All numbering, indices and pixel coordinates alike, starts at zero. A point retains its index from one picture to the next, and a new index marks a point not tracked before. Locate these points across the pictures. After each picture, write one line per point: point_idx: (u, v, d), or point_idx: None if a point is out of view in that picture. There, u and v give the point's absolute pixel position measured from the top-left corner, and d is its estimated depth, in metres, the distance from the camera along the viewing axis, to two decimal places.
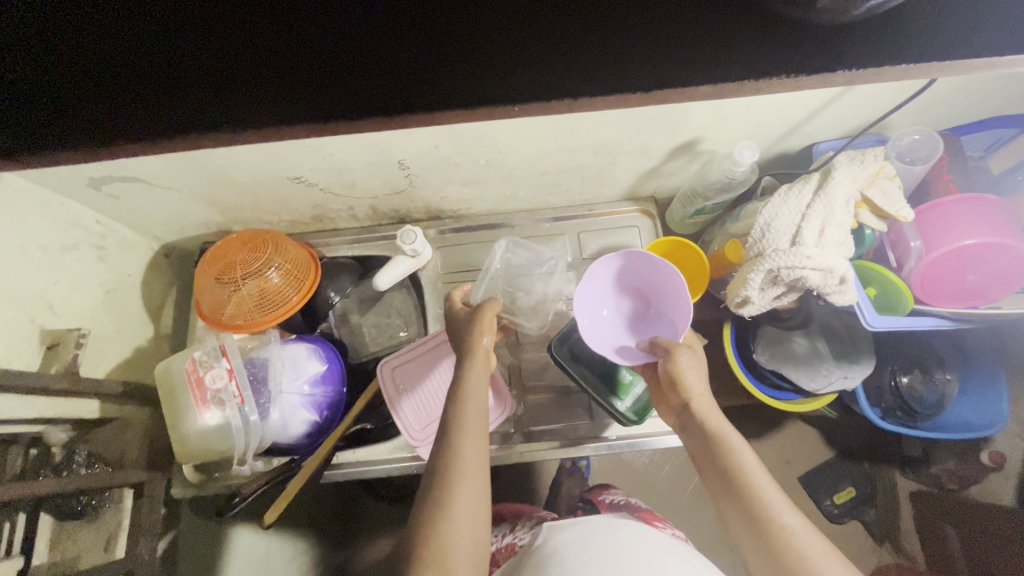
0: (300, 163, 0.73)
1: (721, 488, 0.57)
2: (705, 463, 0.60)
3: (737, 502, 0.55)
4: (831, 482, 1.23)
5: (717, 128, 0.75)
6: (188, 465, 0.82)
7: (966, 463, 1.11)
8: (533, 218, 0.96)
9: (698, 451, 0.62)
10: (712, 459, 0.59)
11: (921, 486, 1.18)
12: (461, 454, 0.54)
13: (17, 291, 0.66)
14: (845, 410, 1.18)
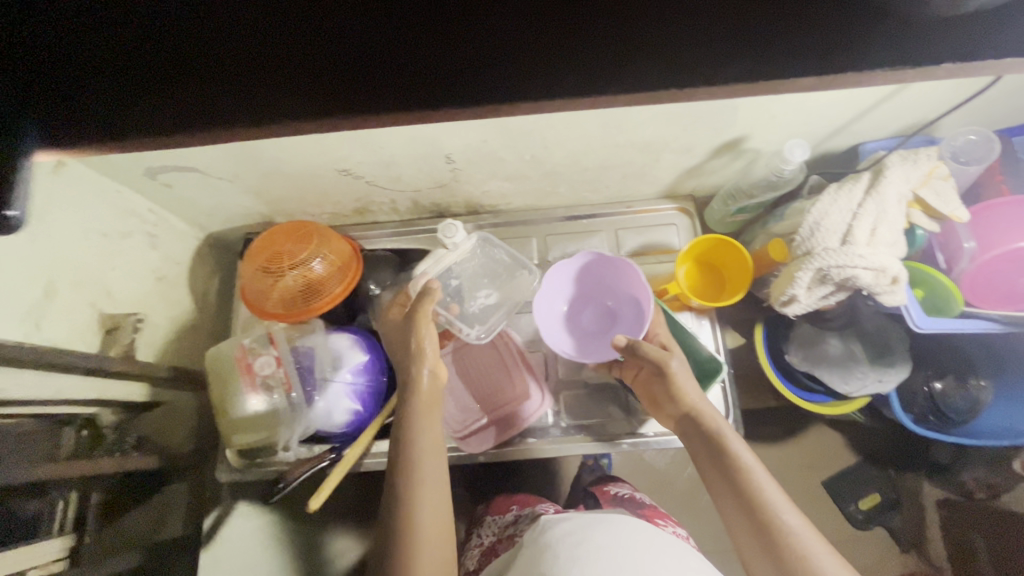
0: (350, 154, 0.74)
1: (722, 483, 0.60)
2: (703, 460, 0.63)
3: (734, 497, 0.58)
4: (855, 487, 1.19)
5: (765, 126, 0.75)
6: (231, 450, 0.83)
7: (997, 472, 1.04)
8: (571, 215, 0.96)
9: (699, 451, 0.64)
10: (709, 456, 0.62)
11: (950, 496, 1.13)
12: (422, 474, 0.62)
13: (79, 276, 0.68)
14: (875, 414, 1.16)
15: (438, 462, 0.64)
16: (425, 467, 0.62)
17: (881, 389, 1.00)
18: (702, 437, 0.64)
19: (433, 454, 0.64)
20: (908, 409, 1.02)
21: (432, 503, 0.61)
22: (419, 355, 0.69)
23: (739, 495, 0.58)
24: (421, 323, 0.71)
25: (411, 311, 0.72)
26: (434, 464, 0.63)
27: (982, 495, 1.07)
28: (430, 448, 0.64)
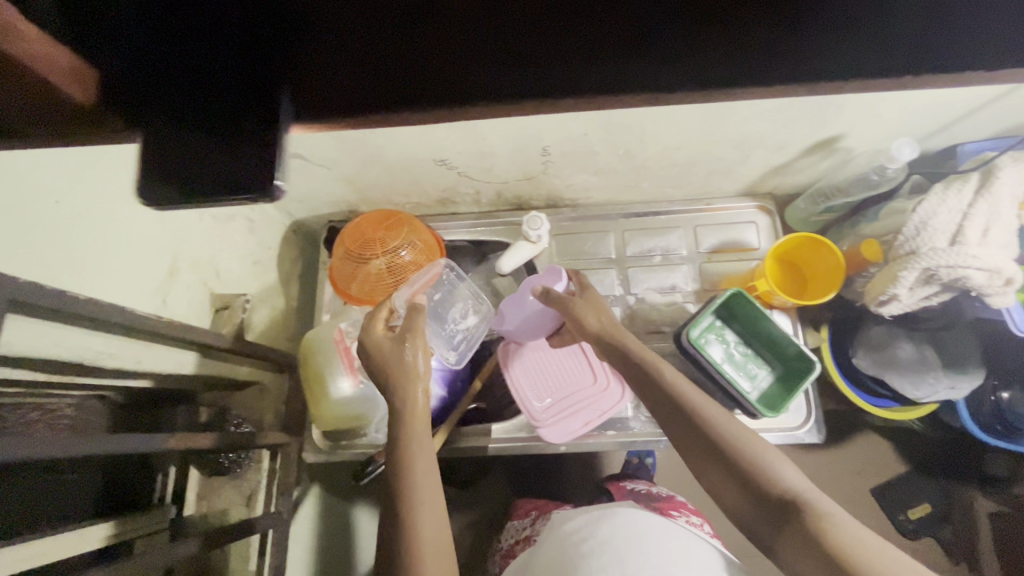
0: (451, 145, 0.76)
1: (711, 457, 0.55)
2: (687, 440, 0.57)
3: (734, 474, 0.54)
4: (907, 497, 1.16)
5: (867, 125, 0.74)
6: (318, 431, 0.87)
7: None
8: (650, 210, 0.97)
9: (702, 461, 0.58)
10: (691, 434, 0.56)
11: (1003, 508, 1.11)
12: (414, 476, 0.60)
13: (195, 256, 0.70)
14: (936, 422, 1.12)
15: (435, 484, 0.61)
16: (422, 488, 0.60)
17: (954, 397, 0.96)
18: (680, 414, 0.57)
19: (432, 474, 0.61)
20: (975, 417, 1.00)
21: (433, 528, 0.58)
22: (414, 374, 0.66)
23: (739, 470, 0.54)
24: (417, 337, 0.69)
25: (412, 327, 0.69)
26: (430, 484, 0.60)
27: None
28: (427, 467, 0.61)
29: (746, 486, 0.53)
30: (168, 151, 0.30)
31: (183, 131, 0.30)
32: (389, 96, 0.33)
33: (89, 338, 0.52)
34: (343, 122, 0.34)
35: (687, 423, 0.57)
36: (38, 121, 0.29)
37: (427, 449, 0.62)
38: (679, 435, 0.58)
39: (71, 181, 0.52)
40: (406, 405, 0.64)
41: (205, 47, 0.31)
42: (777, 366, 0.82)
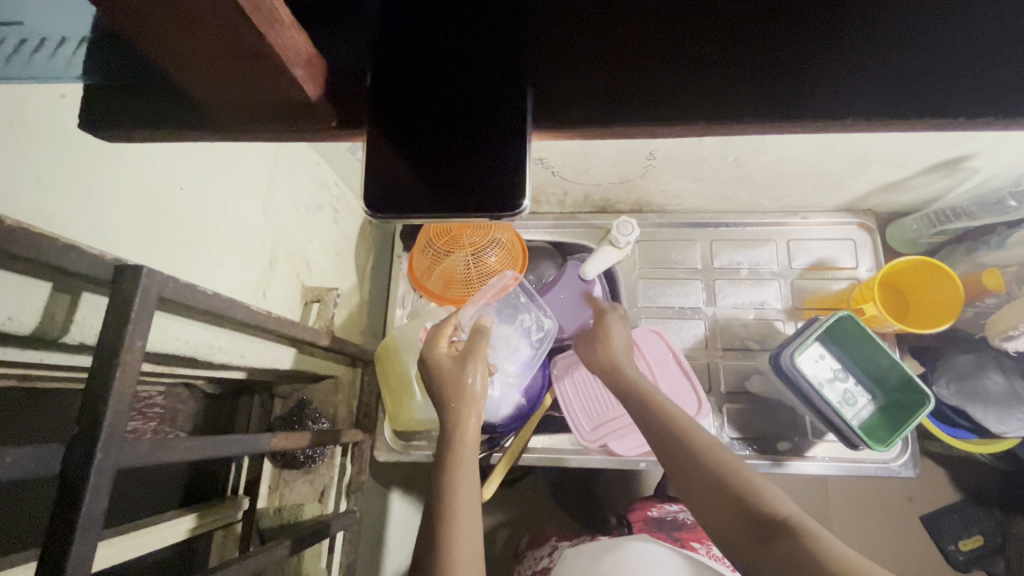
0: (554, 144, 0.72)
1: (728, 509, 0.48)
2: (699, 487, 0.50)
3: (750, 518, 0.46)
4: (957, 526, 1.10)
5: (1005, 147, 0.69)
6: (391, 431, 0.86)
7: None
8: (740, 221, 0.93)
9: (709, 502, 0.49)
10: (705, 476, 0.50)
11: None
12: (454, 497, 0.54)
13: (290, 247, 0.68)
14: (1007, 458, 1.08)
15: (475, 514, 0.54)
16: (462, 516, 0.53)
17: None
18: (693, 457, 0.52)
19: (476, 507, 0.55)
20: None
21: (469, 557, 0.50)
22: (470, 398, 0.61)
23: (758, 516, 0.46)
24: (476, 359, 0.64)
25: (472, 351, 0.65)
26: (472, 511, 0.54)
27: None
28: (469, 495, 0.55)
29: (769, 535, 0.44)
30: (392, 171, 0.27)
31: (411, 145, 0.27)
32: (616, 113, 0.30)
33: (206, 331, 0.50)
34: (577, 128, 0.30)
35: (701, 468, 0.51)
36: (257, 117, 0.28)
37: (472, 480, 0.56)
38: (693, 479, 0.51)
39: (194, 166, 0.49)
40: (457, 430, 0.59)
41: (438, 48, 0.27)
42: (879, 395, 0.78)
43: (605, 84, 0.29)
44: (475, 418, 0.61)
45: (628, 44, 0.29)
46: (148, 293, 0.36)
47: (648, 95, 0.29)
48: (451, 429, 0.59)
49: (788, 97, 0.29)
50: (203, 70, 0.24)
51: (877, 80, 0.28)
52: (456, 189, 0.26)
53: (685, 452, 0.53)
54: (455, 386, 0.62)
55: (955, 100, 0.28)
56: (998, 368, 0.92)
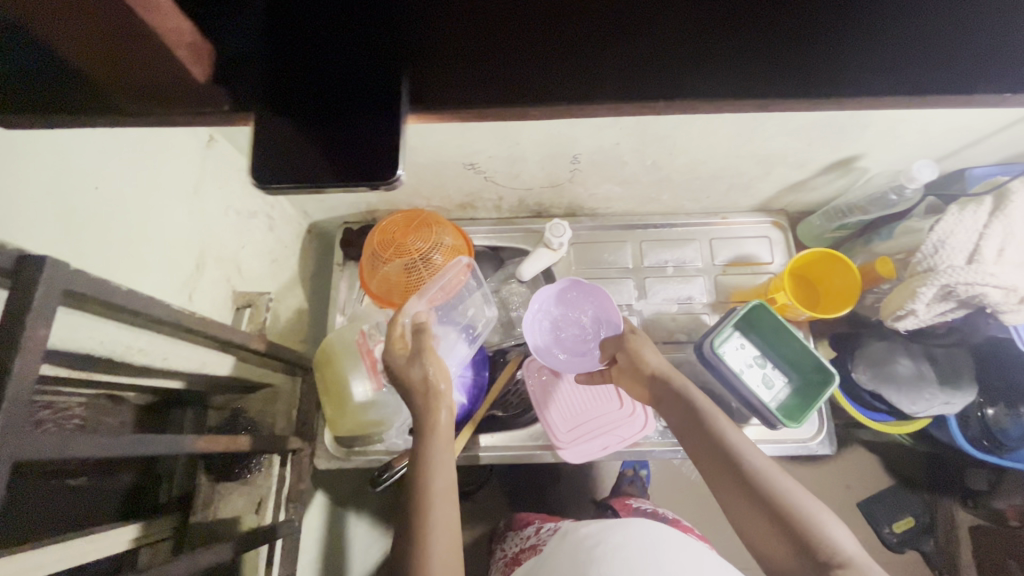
0: (482, 150, 0.76)
1: (780, 538, 0.53)
2: (750, 515, 0.55)
3: (807, 551, 0.51)
4: (886, 508, 1.18)
5: (884, 147, 0.77)
6: (332, 437, 0.86)
7: None
8: (667, 222, 0.99)
9: (762, 527, 0.54)
10: (769, 513, 0.54)
11: (979, 520, 1.15)
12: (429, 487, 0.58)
13: (220, 252, 0.68)
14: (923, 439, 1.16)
15: (450, 503, 0.58)
16: (440, 507, 0.57)
17: (948, 412, 0.96)
18: (746, 490, 0.56)
19: (452, 492, 0.59)
20: (962, 430, 1.00)
21: (447, 540, 0.55)
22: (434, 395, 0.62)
23: (814, 550, 0.51)
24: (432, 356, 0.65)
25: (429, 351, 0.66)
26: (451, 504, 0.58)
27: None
28: (445, 489, 0.58)
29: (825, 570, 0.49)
30: (276, 154, 0.30)
31: (297, 126, 0.29)
32: (487, 90, 0.32)
33: (124, 333, 0.50)
34: (457, 109, 0.32)
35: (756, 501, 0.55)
36: (148, 102, 0.29)
37: (448, 470, 0.59)
38: (743, 510, 0.56)
39: (107, 166, 0.50)
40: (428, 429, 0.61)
41: (322, 39, 0.30)
42: (794, 376, 0.84)
43: (478, 68, 0.31)
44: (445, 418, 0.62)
45: (493, 30, 0.31)
46: (51, 283, 0.36)
47: (540, 80, 0.32)
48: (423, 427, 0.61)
49: (678, 73, 0.32)
50: (88, 55, 0.25)
51: (754, 64, 0.32)
52: (341, 156, 0.29)
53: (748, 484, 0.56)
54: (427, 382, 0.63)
55: (818, 77, 0.32)
56: (906, 353, 1.00)
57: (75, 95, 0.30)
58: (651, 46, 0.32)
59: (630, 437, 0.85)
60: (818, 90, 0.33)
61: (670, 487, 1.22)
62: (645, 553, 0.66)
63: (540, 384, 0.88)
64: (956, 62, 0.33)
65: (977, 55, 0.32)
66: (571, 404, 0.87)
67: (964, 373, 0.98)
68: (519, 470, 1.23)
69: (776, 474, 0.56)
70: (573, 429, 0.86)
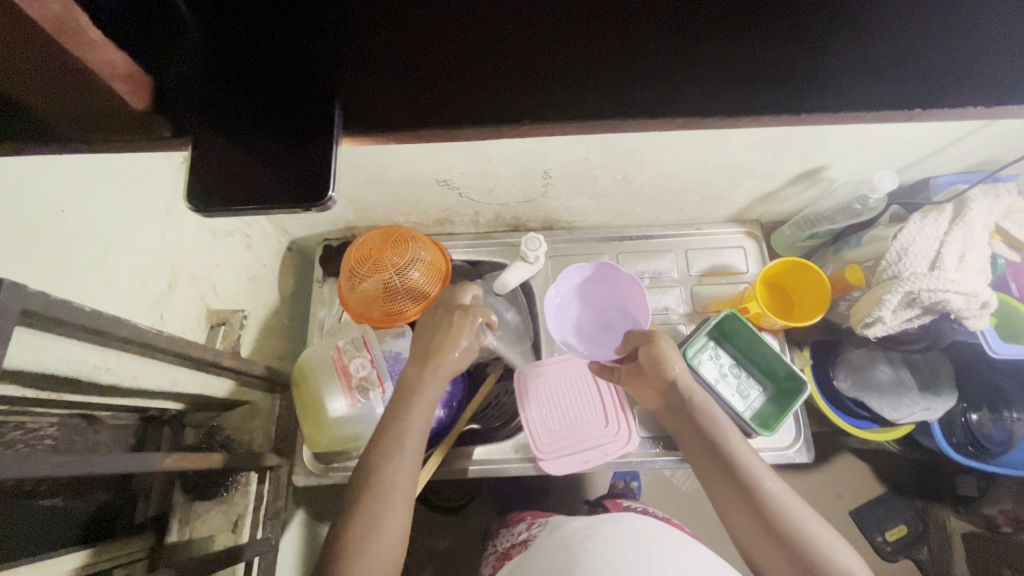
0: (454, 167, 0.78)
1: (783, 555, 0.58)
2: (750, 528, 0.61)
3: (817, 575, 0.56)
4: (877, 517, 1.18)
5: (848, 158, 0.79)
6: (310, 453, 0.86)
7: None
8: (643, 234, 1.00)
9: (766, 543, 0.59)
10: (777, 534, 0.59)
11: (973, 527, 1.13)
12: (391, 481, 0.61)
13: (195, 271, 0.70)
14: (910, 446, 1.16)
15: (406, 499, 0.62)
16: (381, 554, 0.58)
17: (929, 418, 0.96)
18: (757, 513, 0.60)
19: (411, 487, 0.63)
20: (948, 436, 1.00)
21: (394, 532, 0.60)
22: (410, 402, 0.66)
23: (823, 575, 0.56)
24: (409, 409, 0.66)
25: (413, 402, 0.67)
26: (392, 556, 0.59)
27: (1008, 528, 1.09)
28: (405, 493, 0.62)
29: None
30: (213, 171, 0.31)
31: (238, 145, 0.31)
32: (422, 109, 0.34)
33: (91, 352, 0.51)
34: (393, 128, 0.34)
35: (765, 525, 0.59)
36: (92, 129, 0.30)
37: (411, 467, 0.63)
38: (748, 527, 0.61)
39: (75, 188, 0.51)
40: (387, 484, 0.61)
41: (258, 63, 0.31)
42: (769, 386, 0.85)
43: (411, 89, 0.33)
44: (406, 470, 0.63)
45: (421, 52, 0.32)
46: (7, 301, 0.37)
47: (479, 101, 0.33)
48: (381, 478, 0.61)
49: (625, 90, 0.34)
50: (30, 87, 0.27)
51: (700, 83, 0.34)
52: (285, 173, 0.31)
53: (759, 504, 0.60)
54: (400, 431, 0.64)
55: (764, 95, 0.34)
56: (887, 360, 1.01)
57: (13, 119, 0.30)
58: (578, 70, 0.33)
59: (610, 450, 0.85)
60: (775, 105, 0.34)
61: (658, 499, 1.22)
62: (637, 544, 0.67)
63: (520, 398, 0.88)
64: (873, 81, 0.34)
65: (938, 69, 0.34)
66: (550, 417, 0.87)
67: (944, 380, 0.98)
68: (507, 484, 1.23)
69: (785, 498, 0.60)
70: (550, 444, 0.86)
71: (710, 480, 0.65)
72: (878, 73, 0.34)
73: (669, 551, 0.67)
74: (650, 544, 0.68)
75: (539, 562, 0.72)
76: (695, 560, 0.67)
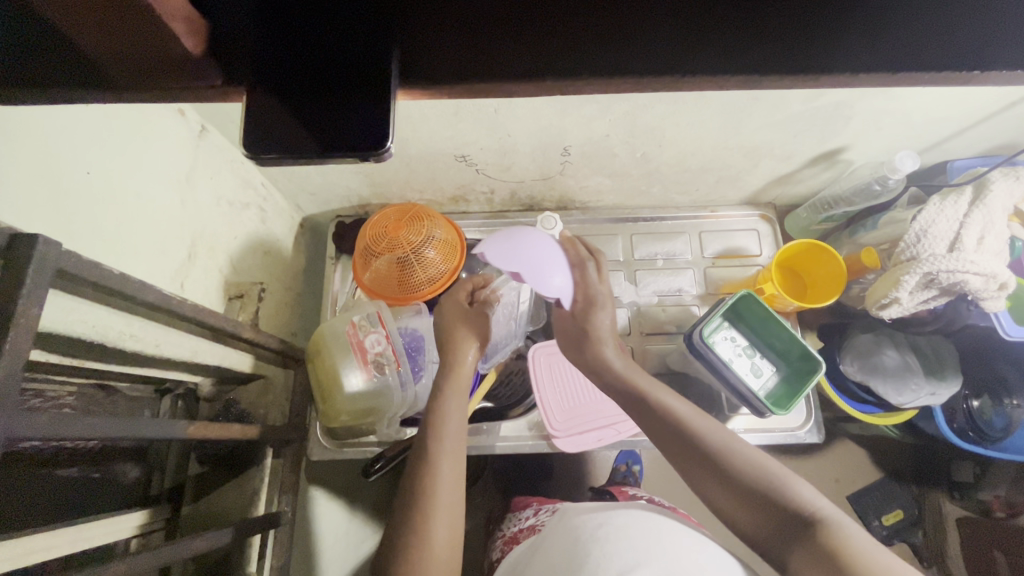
0: (474, 141, 0.77)
1: (745, 503, 0.55)
2: (706, 477, 0.57)
3: (783, 517, 0.53)
4: (878, 503, 1.20)
5: (869, 138, 0.79)
6: (324, 429, 0.87)
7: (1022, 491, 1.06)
8: (656, 215, 1.00)
9: (725, 490, 0.56)
10: (734, 476, 0.56)
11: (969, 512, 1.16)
12: (435, 470, 0.60)
13: (212, 241, 0.69)
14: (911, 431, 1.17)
15: (457, 493, 0.60)
16: (440, 563, 0.56)
17: (933, 404, 0.97)
18: (712, 464, 0.57)
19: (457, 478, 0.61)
20: (949, 421, 1.00)
21: (448, 526, 0.58)
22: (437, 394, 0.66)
23: (790, 515, 0.53)
24: (441, 408, 0.64)
25: (443, 393, 0.66)
26: (450, 560, 0.57)
27: (1003, 513, 1.11)
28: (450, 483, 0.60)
29: (798, 532, 0.52)
30: (263, 120, 0.29)
31: (290, 95, 0.29)
32: (478, 65, 0.31)
33: (117, 318, 0.50)
34: (450, 87, 0.31)
35: (719, 475, 0.56)
36: (147, 78, 0.29)
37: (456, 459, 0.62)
38: (703, 478, 0.58)
39: (100, 149, 0.50)
40: (431, 479, 0.59)
41: (313, 14, 0.29)
42: (781, 366, 0.85)
43: (463, 43, 0.30)
44: (447, 472, 0.60)
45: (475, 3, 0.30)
46: (43, 262, 0.36)
47: (527, 54, 0.31)
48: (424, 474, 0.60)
49: (646, 39, 0.30)
50: (82, 29, 0.25)
51: (732, 35, 0.31)
52: (338, 124, 0.29)
53: (711, 449, 0.58)
54: (436, 433, 0.62)
55: (812, 54, 0.31)
56: (893, 345, 1.02)
57: (59, 69, 0.29)
58: (609, 21, 0.30)
59: (625, 429, 0.86)
60: (823, 71, 0.31)
61: (660, 481, 1.24)
62: (646, 533, 0.68)
63: (533, 380, 0.88)
64: (921, 39, 0.30)
65: (1006, 32, 0.30)
66: (565, 398, 0.88)
67: (949, 365, 0.99)
68: (512, 465, 1.24)
69: (730, 444, 0.58)
70: (565, 423, 0.86)
71: (658, 439, 0.61)
72: (918, 44, 0.31)
73: (678, 541, 0.68)
74: (659, 532, 0.69)
75: (549, 548, 0.72)
76: (700, 548, 0.68)
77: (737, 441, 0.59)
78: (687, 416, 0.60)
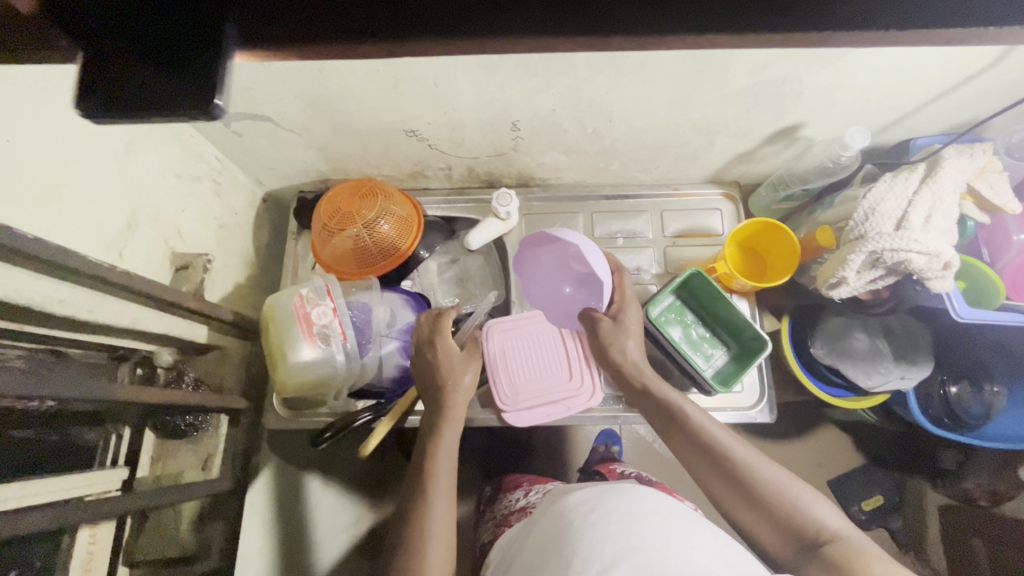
0: (420, 116, 0.77)
1: (760, 517, 0.62)
2: (724, 490, 0.65)
3: (796, 532, 0.59)
4: (855, 487, 1.19)
5: (824, 114, 0.77)
6: (278, 399, 0.88)
7: (1000, 478, 1.04)
8: (619, 194, 0.99)
9: (742, 503, 0.63)
10: (749, 489, 0.62)
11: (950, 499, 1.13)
12: (430, 496, 0.66)
13: (156, 213, 0.70)
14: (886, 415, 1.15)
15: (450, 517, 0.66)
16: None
17: (904, 388, 0.94)
18: (730, 478, 0.64)
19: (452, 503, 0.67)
20: (925, 408, 0.98)
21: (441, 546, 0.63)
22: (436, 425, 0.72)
23: (802, 532, 0.58)
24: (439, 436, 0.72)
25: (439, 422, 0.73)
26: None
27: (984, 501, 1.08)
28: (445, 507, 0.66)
29: (809, 546, 0.57)
30: (102, 77, 0.28)
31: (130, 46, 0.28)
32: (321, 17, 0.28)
33: (39, 282, 0.52)
34: (298, 50, 0.29)
35: (739, 489, 0.63)
36: None
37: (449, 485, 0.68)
38: (722, 491, 0.65)
39: (19, 116, 0.51)
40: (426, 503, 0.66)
41: None
42: (733, 345, 0.85)
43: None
44: (442, 504, 0.66)
45: None
46: None
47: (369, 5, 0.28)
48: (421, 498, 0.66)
49: None
50: None
51: None
52: (178, 80, 0.28)
53: (728, 464, 0.64)
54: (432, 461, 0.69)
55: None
56: (863, 328, 1.01)
57: None
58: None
59: (573, 404, 0.87)
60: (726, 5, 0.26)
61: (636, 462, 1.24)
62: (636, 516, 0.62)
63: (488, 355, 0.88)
64: None
65: None
66: (522, 372, 0.89)
67: (921, 350, 0.97)
68: (486, 443, 1.26)
69: (753, 462, 0.64)
70: (517, 398, 0.87)
71: (683, 452, 0.69)
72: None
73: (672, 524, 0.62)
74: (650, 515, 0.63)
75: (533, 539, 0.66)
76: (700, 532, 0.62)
77: (756, 459, 0.65)
78: (706, 434, 0.67)
